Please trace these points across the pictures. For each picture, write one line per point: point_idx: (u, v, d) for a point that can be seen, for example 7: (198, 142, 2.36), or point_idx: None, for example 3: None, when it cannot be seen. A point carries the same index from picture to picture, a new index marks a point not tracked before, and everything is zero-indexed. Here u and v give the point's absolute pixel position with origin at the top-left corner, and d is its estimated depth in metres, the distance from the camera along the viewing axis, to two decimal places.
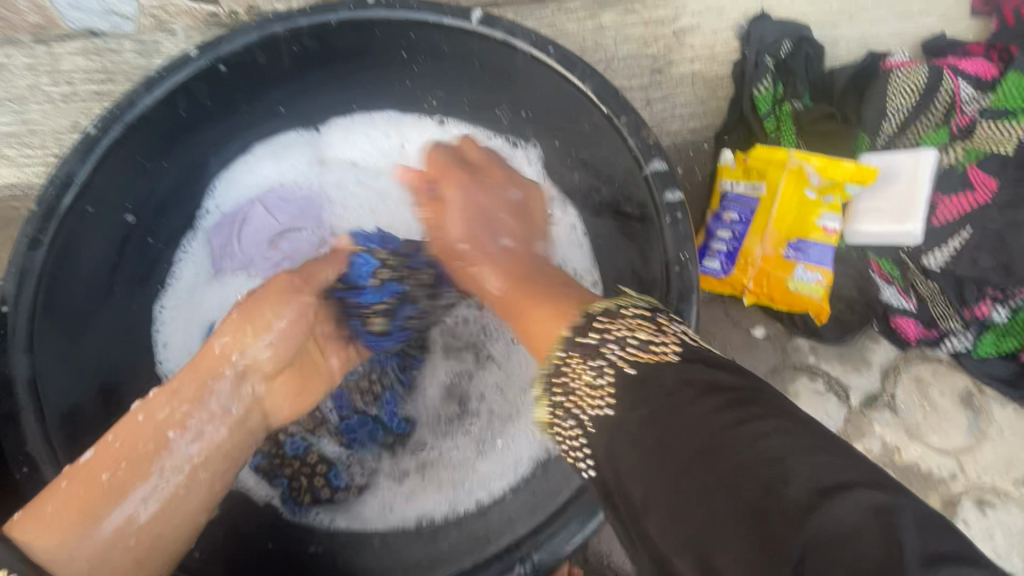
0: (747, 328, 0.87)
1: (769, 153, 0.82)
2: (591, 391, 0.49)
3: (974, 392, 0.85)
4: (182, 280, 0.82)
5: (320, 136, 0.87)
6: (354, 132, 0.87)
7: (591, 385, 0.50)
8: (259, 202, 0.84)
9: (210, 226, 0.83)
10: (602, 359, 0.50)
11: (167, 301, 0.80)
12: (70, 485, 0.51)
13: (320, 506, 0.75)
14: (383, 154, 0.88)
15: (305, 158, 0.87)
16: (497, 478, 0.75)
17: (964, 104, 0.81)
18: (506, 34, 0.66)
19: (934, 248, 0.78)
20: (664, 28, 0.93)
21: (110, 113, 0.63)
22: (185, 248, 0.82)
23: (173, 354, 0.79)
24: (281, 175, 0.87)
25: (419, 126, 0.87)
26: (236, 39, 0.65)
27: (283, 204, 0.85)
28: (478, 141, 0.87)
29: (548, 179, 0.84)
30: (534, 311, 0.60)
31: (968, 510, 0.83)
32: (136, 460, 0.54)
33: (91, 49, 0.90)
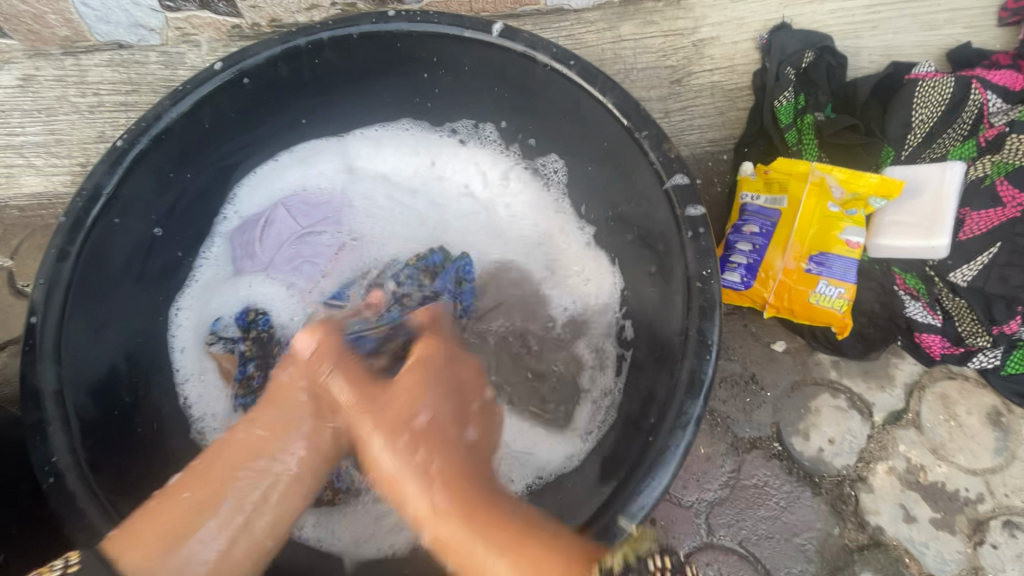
0: (767, 342, 0.85)
1: (790, 165, 0.81)
2: None
3: (1001, 410, 0.84)
4: (200, 282, 0.81)
5: (345, 142, 0.87)
6: (386, 150, 0.88)
7: None
8: (282, 204, 0.85)
9: (229, 230, 0.83)
10: None
11: (184, 304, 0.79)
12: (189, 494, 0.56)
13: (320, 511, 0.74)
14: (404, 168, 0.89)
15: (332, 166, 0.87)
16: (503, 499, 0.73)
17: (992, 116, 0.79)
18: (526, 47, 0.66)
19: (961, 264, 0.77)
20: (683, 38, 0.92)
21: (138, 127, 0.64)
22: (206, 251, 0.82)
23: (189, 355, 0.78)
24: (304, 179, 0.87)
25: (441, 142, 0.88)
26: (259, 53, 0.66)
27: (307, 209, 0.86)
28: (502, 161, 0.87)
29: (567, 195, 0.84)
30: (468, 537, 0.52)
31: (997, 533, 0.81)
32: (216, 488, 0.56)
33: (118, 61, 0.91)
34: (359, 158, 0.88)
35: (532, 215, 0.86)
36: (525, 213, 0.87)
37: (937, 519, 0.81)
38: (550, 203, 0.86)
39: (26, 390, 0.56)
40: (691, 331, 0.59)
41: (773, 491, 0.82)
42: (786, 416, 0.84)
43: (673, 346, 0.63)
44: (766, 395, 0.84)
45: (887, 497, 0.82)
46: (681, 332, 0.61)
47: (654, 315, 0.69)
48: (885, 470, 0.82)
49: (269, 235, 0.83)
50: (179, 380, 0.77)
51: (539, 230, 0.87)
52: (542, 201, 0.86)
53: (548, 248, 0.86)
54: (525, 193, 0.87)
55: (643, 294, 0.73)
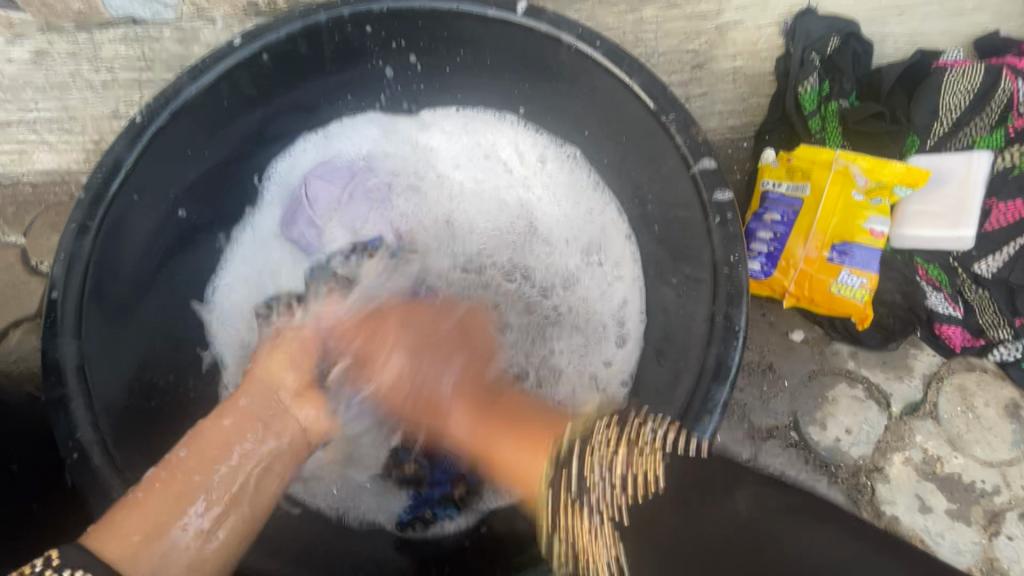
0: (785, 331, 0.85)
1: (814, 153, 0.80)
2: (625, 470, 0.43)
3: (1020, 403, 0.83)
4: (231, 260, 0.82)
5: (399, 131, 0.87)
6: (434, 124, 0.86)
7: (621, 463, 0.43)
8: (312, 177, 0.83)
9: (267, 205, 0.84)
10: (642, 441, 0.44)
11: (218, 283, 0.81)
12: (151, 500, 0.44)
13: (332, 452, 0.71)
14: (466, 160, 0.87)
15: (377, 135, 0.87)
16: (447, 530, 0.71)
17: (1020, 106, 0.77)
18: (551, 27, 0.65)
19: (987, 255, 0.76)
20: (706, 22, 0.91)
21: (156, 102, 0.63)
22: (238, 236, 0.83)
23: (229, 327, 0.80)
24: (343, 151, 0.87)
25: (490, 118, 0.85)
26: (280, 28, 0.65)
27: (336, 172, 0.84)
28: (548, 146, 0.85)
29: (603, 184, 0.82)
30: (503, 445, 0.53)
31: (1012, 524, 0.81)
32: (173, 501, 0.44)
33: (131, 36, 0.90)
34: (405, 139, 0.87)
35: (584, 199, 0.83)
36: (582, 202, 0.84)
37: (953, 510, 0.81)
38: (601, 198, 0.82)
39: (49, 365, 0.56)
40: (717, 316, 0.59)
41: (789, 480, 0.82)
42: (802, 406, 0.83)
43: (698, 332, 0.62)
44: (784, 384, 0.84)
45: (903, 487, 0.82)
46: (707, 317, 0.60)
47: (678, 298, 0.69)
48: (901, 461, 0.82)
49: (315, 206, 0.82)
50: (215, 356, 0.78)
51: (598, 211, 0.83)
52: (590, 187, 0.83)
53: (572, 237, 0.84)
54: (571, 178, 0.84)
55: (666, 280, 0.72)
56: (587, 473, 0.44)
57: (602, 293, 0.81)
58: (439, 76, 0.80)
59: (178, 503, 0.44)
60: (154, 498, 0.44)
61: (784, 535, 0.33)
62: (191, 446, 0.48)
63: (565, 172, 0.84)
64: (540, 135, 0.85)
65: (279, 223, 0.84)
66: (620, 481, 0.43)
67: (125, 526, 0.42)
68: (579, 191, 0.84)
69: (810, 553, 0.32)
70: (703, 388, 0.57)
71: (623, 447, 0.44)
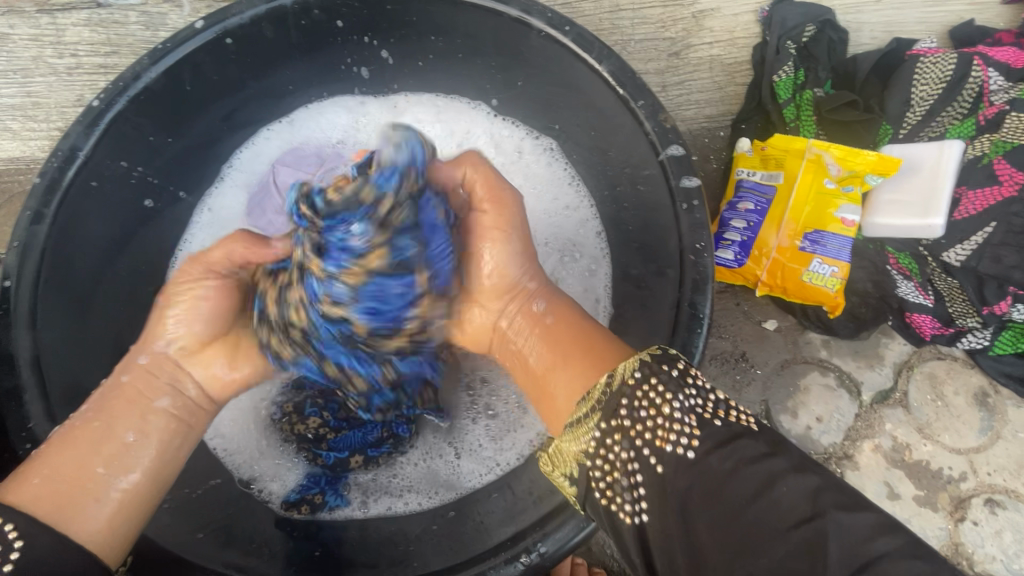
0: (759, 320, 0.85)
1: (787, 142, 0.80)
2: (671, 417, 0.41)
3: (988, 390, 0.84)
4: (188, 244, 0.79)
5: (368, 116, 0.84)
6: (403, 108, 0.85)
7: (671, 411, 0.41)
8: (279, 165, 0.80)
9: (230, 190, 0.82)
10: (688, 395, 0.42)
11: (175, 265, 0.78)
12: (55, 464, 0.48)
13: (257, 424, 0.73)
14: (437, 146, 0.85)
15: (347, 121, 0.85)
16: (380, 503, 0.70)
17: (991, 95, 0.77)
18: (519, 11, 0.64)
19: (954, 244, 0.75)
20: (683, 9, 0.90)
21: (115, 86, 0.61)
22: (196, 218, 0.80)
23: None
24: (309, 137, 0.84)
25: (460, 104, 0.84)
26: (243, 11, 0.64)
27: (299, 157, 0.81)
28: (520, 135, 0.83)
29: (578, 177, 0.80)
30: (557, 382, 0.51)
31: (978, 510, 0.82)
32: (91, 456, 0.49)
33: (96, 20, 0.88)
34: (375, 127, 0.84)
35: (553, 191, 0.81)
36: (555, 197, 0.81)
37: (921, 496, 0.82)
38: (572, 195, 0.81)
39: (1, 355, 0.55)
40: (683, 304, 0.59)
41: None
42: (774, 394, 0.84)
43: (665, 320, 0.62)
44: (756, 372, 0.84)
45: (872, 475, 0.83)
46: (673, 305, 0.60)
47: (646, 286, 0.68)
48: (871, 448, 0.83)
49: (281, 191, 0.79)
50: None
51: (571, 206, 0.80)
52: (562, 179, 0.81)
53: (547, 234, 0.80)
54: (544, 169, 0.82)
55: (636, 268, 0.71)
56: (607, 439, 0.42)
57: (575, 287, 0.79)
58: (413, 68, 0.80)
59: (95, 467, 0.49)
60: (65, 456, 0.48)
61: (809, 513, 0.35)
62: (132, 411, 0.53)
63: (543, 163, 0.82)
64: (517, 126, 0.83)
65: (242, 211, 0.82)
66: (671, 445, 0.40)
67: (28, 475, 0.47)
68: (555, 184, 0.81)
69: (827, 532, 0.34)
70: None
71: (651, 376, 0.43)
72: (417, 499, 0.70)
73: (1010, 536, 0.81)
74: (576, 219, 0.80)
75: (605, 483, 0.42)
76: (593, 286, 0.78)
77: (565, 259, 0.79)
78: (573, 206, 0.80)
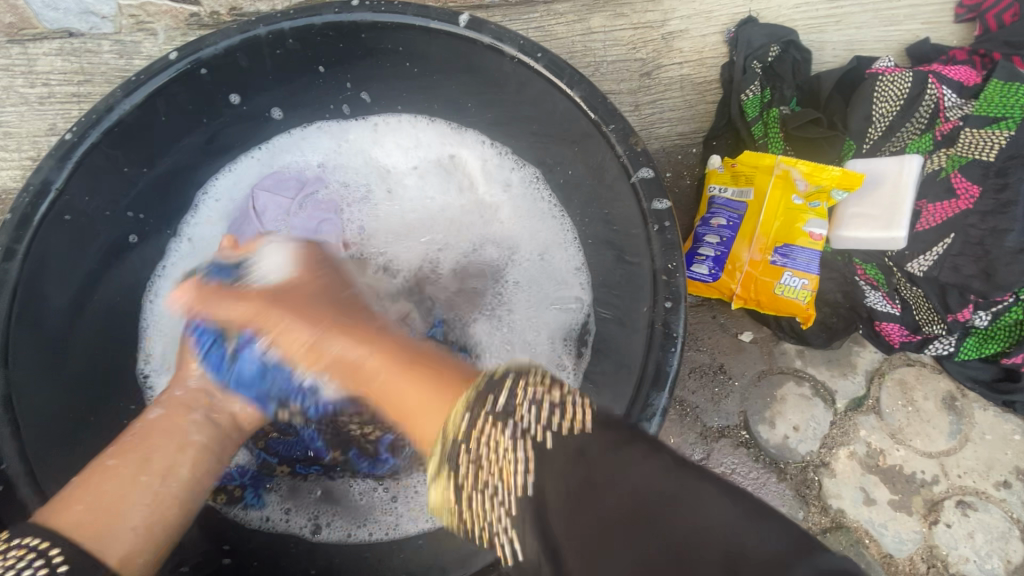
0: (735, 333, 0.87)
1: (756, 159, 0.83)
2: (501, 454, 0.42)
3: (955, 394, 0.87)
4: (167, 271, 0.79)
5: (352, 139, 0.86)
6: (385, 136, 0.86)
7: (506, 448, 0.42)
8: (258, 190, 0.82)
9: (206, 219, 0.82)
10: (515, 421, 0.43)
11: (155, 293, 0.78)
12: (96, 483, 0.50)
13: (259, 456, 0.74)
14: (424, 174, 0.87)
15: (331, 146, 0.86)
16: (362, 527, 0.74)
17: (947, 112, 0.80)
18: (493, 38, 0.66)
19: (918, 254, 0.78)
20: (653, 31, 0.93)
21: (86, 119, 0.61)
22: (174, 247, 0.80)
23: (158, 332, 0.78)
24: (287, 165, 0.85)
25: (441, 131, 0.85)
26: (217, 41, 0.64)
27: (279, 183, 0.83)
28: (507, 165, 0.85)
29: (562, 212, 0.81)
30: (395, 383, 0.53)
31: (951, 512, 0.84)
32: (117, 492, 0.49)
33: (68, 49, 0.88)
34: (362, 148, 0.86)
35: (535, 226, 0.83)
36: (536, 229, 0.83)
37: (895, 500, 0.84)
38: (554, 227, 0.82)
39: None
40: (656, 324, 0.60)
41: (740, 478, 0.84)
42: (752, 406, 0.86)
43: (639, 340, 0.63)
44: (734, 384, 0.86)
45: (849, 482, 0.85)
46: (647, 326, 0.61)
47: (622, 305, 0.70)
48: (847, 455, 0.85)
49: (260, 218, 0.80)
50: (145, 369, 0.77)
51: (555, 244, 0.82)
52: (543, 212, 0.83)
53: (525, 263, 0.83)
54: (524, 203, 0.84)
55: (611, 288, 0.73)
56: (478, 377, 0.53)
57: (547, 319, 0.80)
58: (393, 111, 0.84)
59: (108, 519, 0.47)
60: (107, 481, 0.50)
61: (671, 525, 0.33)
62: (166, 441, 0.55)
63: (528, 193, 0.84)
64: (505, 155, 0.84)
65: (221, 237, 0.82)
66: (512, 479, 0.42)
67: (70, 503, 0.48)
68: (535, 215, 0.83)
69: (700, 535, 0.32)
70: (642, 402, 0.58)
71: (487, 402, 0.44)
72: (372, 532, 0.74)
73: (982, 537, 0.84)
74: (554, 251, 0.82)
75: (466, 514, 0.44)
76: (566, 319, 0.79)
77: (546, 293, 0.81)
78: (552, 237, 0.82)
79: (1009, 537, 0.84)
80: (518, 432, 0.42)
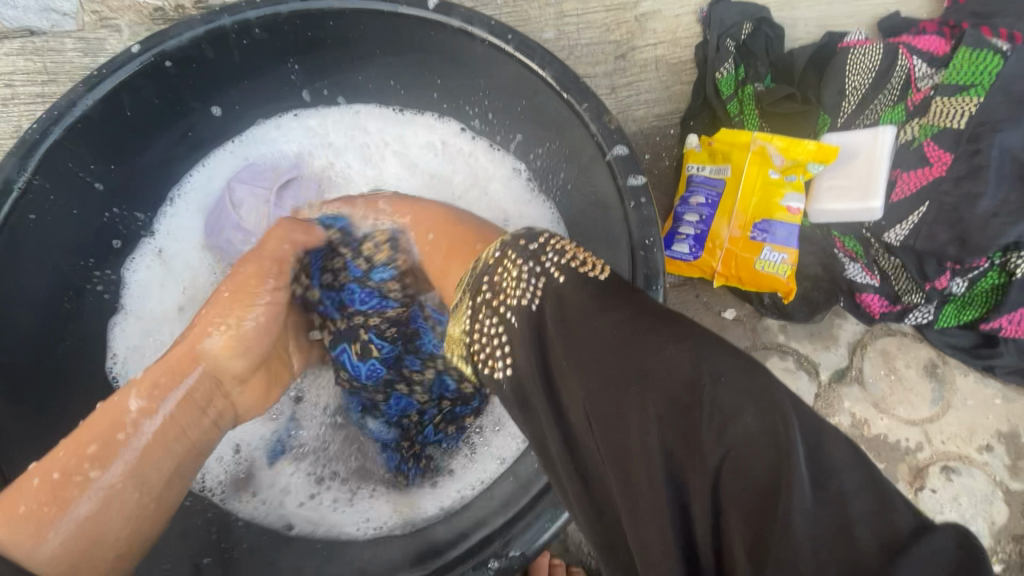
0: (718, 310, 0.88)
1: (733, 136, 0.83)
2: (513, 287, 0.45)
3: (936, 361, 0.88)
4: (138, 273, 0.77)
5: (333, 130, 0.84)
6: (388, 126, 0.84)
7: (520, 278, 0.45)
8: (235, 183, 0.80)
9: (181, 218, 0.81)
10: (536, 264, 0.46)
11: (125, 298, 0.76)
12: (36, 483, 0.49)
13: (255, 466, 0.77)
14: (434, 169, 0.85)
15: (311, 135, 0.84)
16: (359, 519, 0.73)
17: (918, 82, 0.79)
18: (462, 21, 0.65)
19: (894, 224, 0.77)
20: (626, 13, 0.92)
21: (49, 115, 0.60)
22: (143, 251, 0.78)
23: (128, 332, 0.75)
24: (268, 155, 0.83)
25: (448, 126, 0.83)
26: (181, 33, 0.63)
27: (254, 176, 0.81)
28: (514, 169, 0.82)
29: (559, 218, 0.78)
30: (451, 249, 0.60)
31: (936, 478, 0.85)
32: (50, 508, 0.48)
33: (29, 48, 0.85)
34: (343, 134, 0.84)
35: (528, 234, 0.80)
36: (531, 235, 0.80)
37: (881, 468, 0.85)
38: (546, 234, 0.79)
39: None
40: None
41: None
42: None
43: None
44: None
45: None
46: None
47: None
48: (832, 426, 0.86)
49: (237, 210, 0.79)
50: (115, 371, 0.74)
51: None
52: (542, 222, 0.80)
53: None
54: (520, 206, 0.81)
55: None
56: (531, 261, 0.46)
57: None
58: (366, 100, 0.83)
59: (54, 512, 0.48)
60: (29, 495, 0.48)
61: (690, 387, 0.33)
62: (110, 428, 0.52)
63: (529, 196, 0.81)
64: (504, 155, 0.82)
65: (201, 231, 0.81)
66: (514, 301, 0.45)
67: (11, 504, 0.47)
68: (533, 224, 0.80)
69: (715, 409, 0.32)
70: None
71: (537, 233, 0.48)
72: (349, 527, 0.72)
73: (966, 501, 0.85)
74: None
75: (478, 313, 0.47)
76: None
77: None
78: None
79: (992, 500, 0.85)
80: (535, 271, 0.45)
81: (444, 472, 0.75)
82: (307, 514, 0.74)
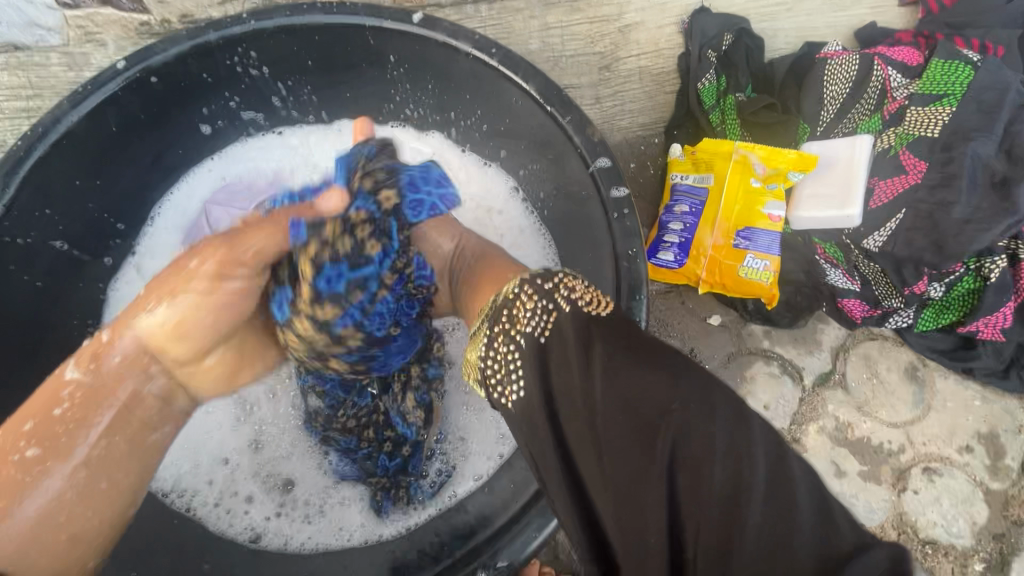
0: (703, 316, 0.89)
1: (716, 146, 0.85)
2: (530, 315, 0.47)
3: (917, 364, 0.90)
4: (119, 299, 0.77)
5: (314, 146, 0.84)
6: None
7: (532, 313, 0.47)
8: (212, 205, 0.79)
9: (161, 243, 0.80)
10: (547, 306, 0.47)
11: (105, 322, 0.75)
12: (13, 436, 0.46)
13: (231, 461, 0.77)
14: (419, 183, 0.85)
15: (292, 152, 0.84)
16: (324, 536, 0.74)
17: (893, 92, 0.81)
18: (446, 36, 0.66)
19: (873, 231, 0.79)
20: (609, 24, 0.94)
21: (33, 132, 0.60)
22: (124, 275, 0.78)
23: None
24: (247, 173, 0.83)
25: (426, 140, 0.84)
26: (166, 49, 0.63)
27: (230, 195, 0.79)
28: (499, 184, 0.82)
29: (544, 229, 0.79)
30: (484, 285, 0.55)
31: (917, 479, 0.87)
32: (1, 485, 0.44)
33: (13, 63, 0.85)
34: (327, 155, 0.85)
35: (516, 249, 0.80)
36: (517, 249, 0.80)
37: (865, 471, 0.87)
38: (532, 247, 0.80)
39: None
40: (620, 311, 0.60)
41: None
42: None
43: None
44: (704, 367, 0.88)
45: (819, 456, 0.87)
46: None
47: None
48: (816, 430, 0.87)
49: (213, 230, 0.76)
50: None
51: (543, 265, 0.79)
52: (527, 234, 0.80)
53: None
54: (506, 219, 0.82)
55: None
56: (497, 327, 0.48)
57: None
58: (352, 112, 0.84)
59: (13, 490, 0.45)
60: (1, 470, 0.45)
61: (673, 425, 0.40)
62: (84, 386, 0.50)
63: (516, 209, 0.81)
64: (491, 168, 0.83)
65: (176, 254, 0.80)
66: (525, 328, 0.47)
67: None
68: (518, 237, 0.81)
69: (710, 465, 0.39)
70: None
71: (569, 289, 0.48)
72: (316, 542, 0.73)
73: (948, 501, 0.86)
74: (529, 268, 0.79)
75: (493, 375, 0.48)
76: None
77: None
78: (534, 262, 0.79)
79: (973, 500, 0.87)
80: (543, 320, 0.46)
81: (414, 502, 0.75)
82: (275, 522, 0.75)
